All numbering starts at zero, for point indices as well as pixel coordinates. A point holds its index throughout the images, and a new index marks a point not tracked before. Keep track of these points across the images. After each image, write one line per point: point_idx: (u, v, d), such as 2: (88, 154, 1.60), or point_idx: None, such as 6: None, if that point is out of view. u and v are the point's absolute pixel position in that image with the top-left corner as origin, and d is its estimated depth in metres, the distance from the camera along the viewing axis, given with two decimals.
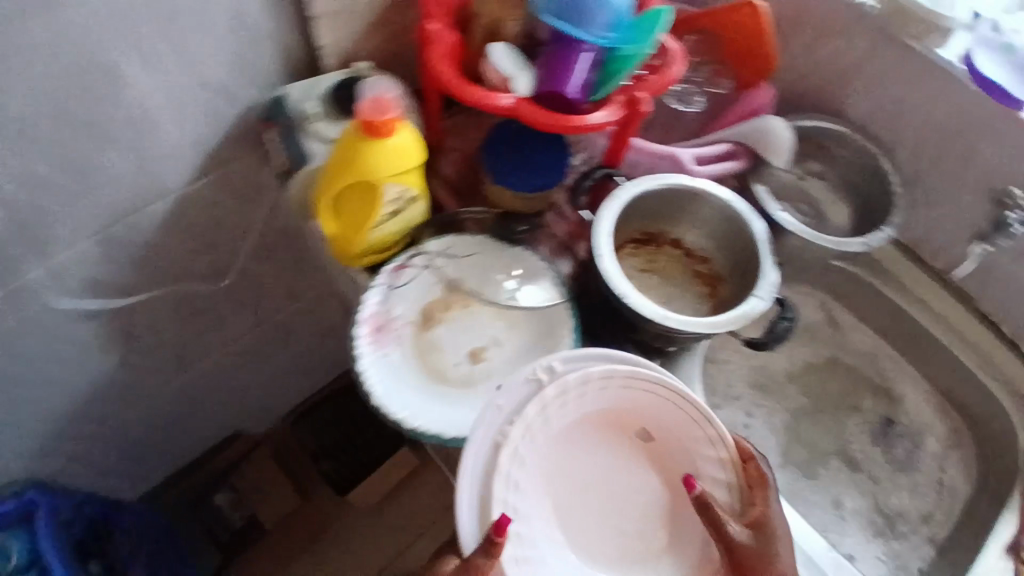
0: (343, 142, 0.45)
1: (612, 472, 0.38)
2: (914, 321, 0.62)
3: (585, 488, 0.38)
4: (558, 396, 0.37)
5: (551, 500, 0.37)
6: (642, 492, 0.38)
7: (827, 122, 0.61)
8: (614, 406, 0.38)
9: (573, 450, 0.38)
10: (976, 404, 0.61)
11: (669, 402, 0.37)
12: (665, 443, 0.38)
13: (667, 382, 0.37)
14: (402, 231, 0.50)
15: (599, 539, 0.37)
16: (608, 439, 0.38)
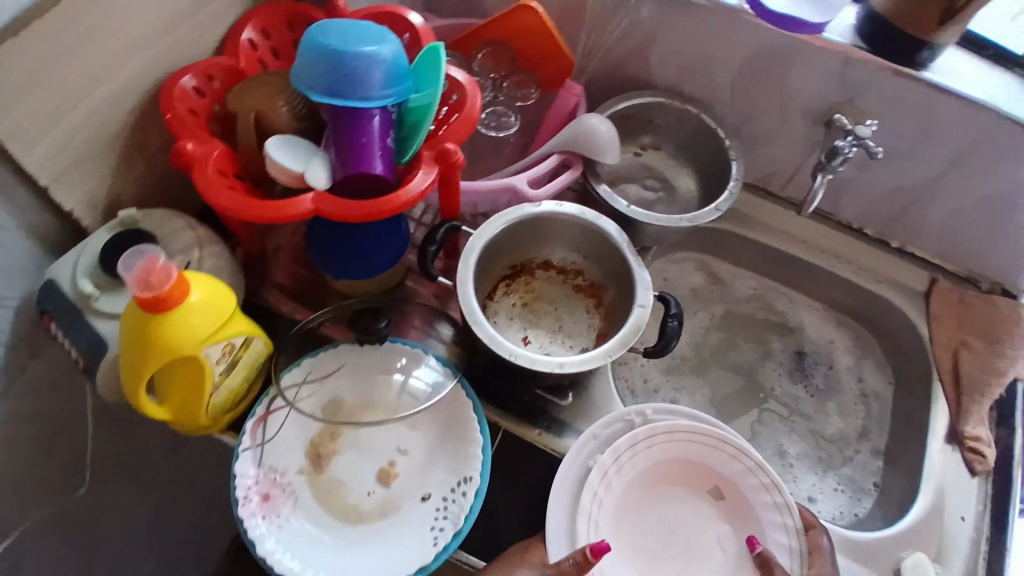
0: (137, 325, 0.54)
1: (688, 515, 0.64)
2: (770, 250, 0.89)
3: (657, 526, 0.63)
4: (646, 440, 0.63)
5: (628, 530, 0.63)
6: (716, 535, 0.63)
7: (625, 105, 0.83)
8: (685, 459, 0.64)
9: (647, 492, 0.64)
10: (857, 305, 0.89)
11: (733, 464, 0.63)
12: (745, 501, 0.62)
13: (730, 446, 0.63)
14: (250, 363, 0.65)
15: (666, 563, 0.62)
16: (690, 488, 0.65)
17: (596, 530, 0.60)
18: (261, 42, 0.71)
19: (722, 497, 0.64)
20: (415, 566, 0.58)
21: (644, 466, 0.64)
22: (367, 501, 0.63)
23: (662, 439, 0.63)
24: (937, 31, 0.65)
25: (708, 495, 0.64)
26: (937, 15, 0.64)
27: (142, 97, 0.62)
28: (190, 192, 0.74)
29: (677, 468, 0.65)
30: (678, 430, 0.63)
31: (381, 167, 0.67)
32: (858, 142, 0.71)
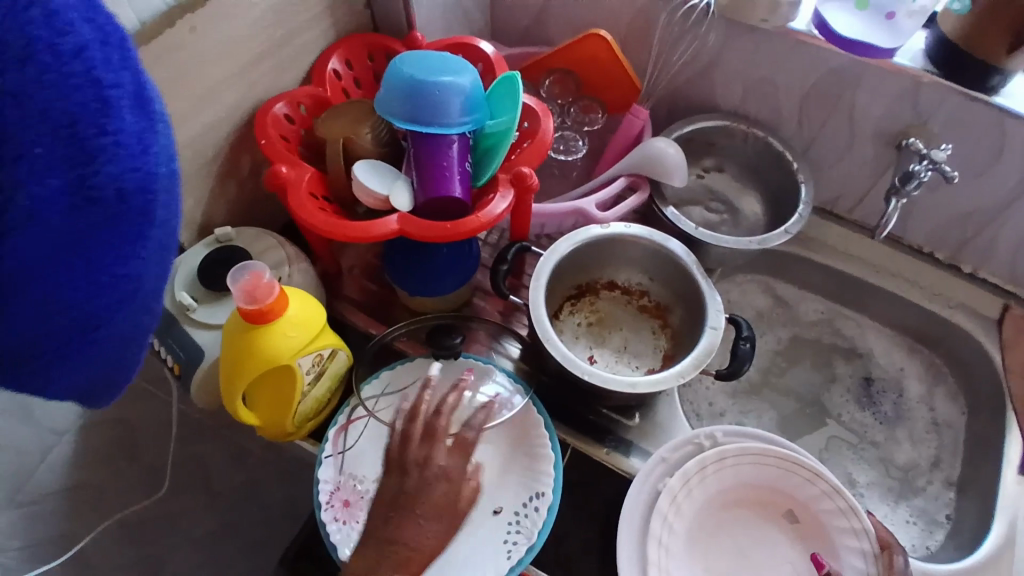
0: (241, 333, 0.57)
1: (760, 537, 0.64)
2: (836, 274, 0.88)
3: (729, 549, 0.64)
4: (717, 460, 0.63)
5: (701, 553, 0.63)
6: (791, 557, 0.63)
7: (690, 127, 0.84)
8: (756, 480, 0.64)
9: (718, 515, 0.64)
10: (927, 332, 0.88)
11: (806, 486, 0.62)
12: (820, 524, 0.62)
13: (804, 469, 0.62)
14: (333, 379, 0.68)
15: None
16: (762, 510, 0.65)
17: (669, 556, 0.60)
18: (345, 72, 0.76)
19: (795, 519, 0.64)
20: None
21: (716, 488, 0.64)
22: (441, 511, 0.64)
23: (732, 462, 0.63)
24: (1007, 58, 0.65)
25: (781, 515, 0.64)
26: (1006, 40, 0.64)
27: (233, 123, 0.67)
28: (275, 211, 0.79)
29: (747, 491, 0.65)
30: (747, 454, 0.63)
31: (460, 190, 0.69)
32: (933, 166, 0.71)
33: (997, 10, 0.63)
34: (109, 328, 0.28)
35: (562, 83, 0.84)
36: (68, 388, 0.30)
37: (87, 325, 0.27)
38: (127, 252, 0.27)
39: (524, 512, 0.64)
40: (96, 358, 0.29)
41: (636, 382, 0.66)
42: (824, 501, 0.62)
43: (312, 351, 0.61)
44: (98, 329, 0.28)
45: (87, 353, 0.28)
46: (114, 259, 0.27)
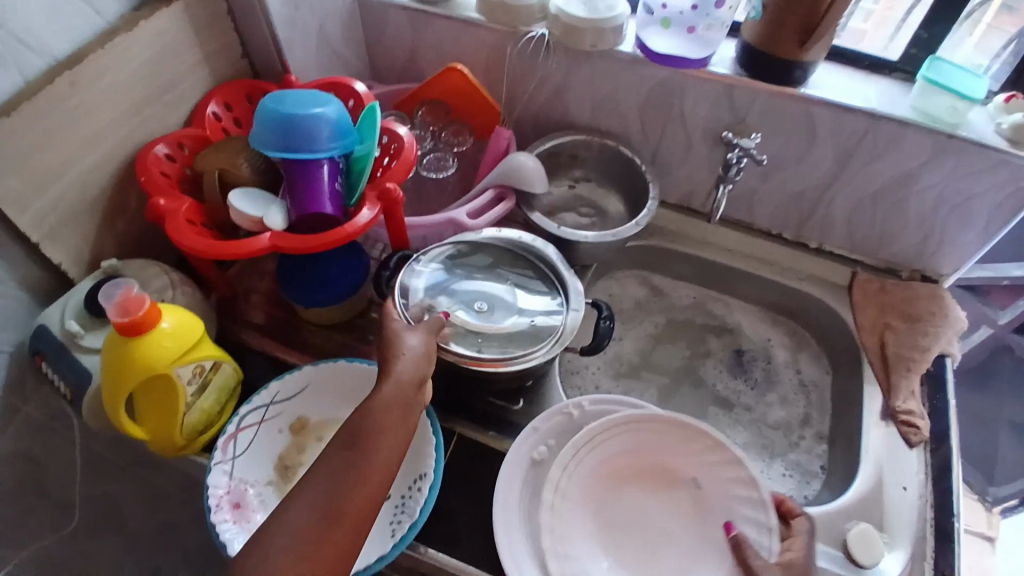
0: (118, 350, 0.61)
1: (662, 503, 0.66)
2: (700, 260, 0.97)
3: (629, 510, 0.66)
4: (619, 421, 0.65)
5: (601, 511, 0.65)
6: (689, 527, 0.64)
7: (549, 141, 0.93)
8: (664, 445, 0.66)
9: (619, 478, 0.67)
10: (785, 304, 0.96)
11: (710, 451, 0.64)
12: (721, 494, 0.63)
13: (708, 437, 0.64)
14: (221, 393, 0.71)
15: (635, 544, 0.64)
16: (666, 478, 0.66)
17: (562, 511, 0.63)
18: (225, 114, 0.83)
19: (698, 489, 0.65)
20: (374, 556, 0.61)
21: (620, 452, 0.66)
22: None
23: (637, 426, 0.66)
24: (802, 51, 0.74)
25: (686, 487, 0.66)
26: (797, 36, 0.74)
27: (113, 168, 0.72)
28: (166, 249, 0.83)
29: (653, 459, 0.67)
30: (655, 419, 0.66)
31: (331, 207, 0.76)
32: (744, 154, 0.82)
33: (779, 18, 0.73)
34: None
35: (432, 111, 0.93)
36: None
37: None
38: None
39: (409, 495, 0.65)
40: None
41: (505, 359, 0.69)
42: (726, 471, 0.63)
43: (188, 362, 0.65)
44: None
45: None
46: None
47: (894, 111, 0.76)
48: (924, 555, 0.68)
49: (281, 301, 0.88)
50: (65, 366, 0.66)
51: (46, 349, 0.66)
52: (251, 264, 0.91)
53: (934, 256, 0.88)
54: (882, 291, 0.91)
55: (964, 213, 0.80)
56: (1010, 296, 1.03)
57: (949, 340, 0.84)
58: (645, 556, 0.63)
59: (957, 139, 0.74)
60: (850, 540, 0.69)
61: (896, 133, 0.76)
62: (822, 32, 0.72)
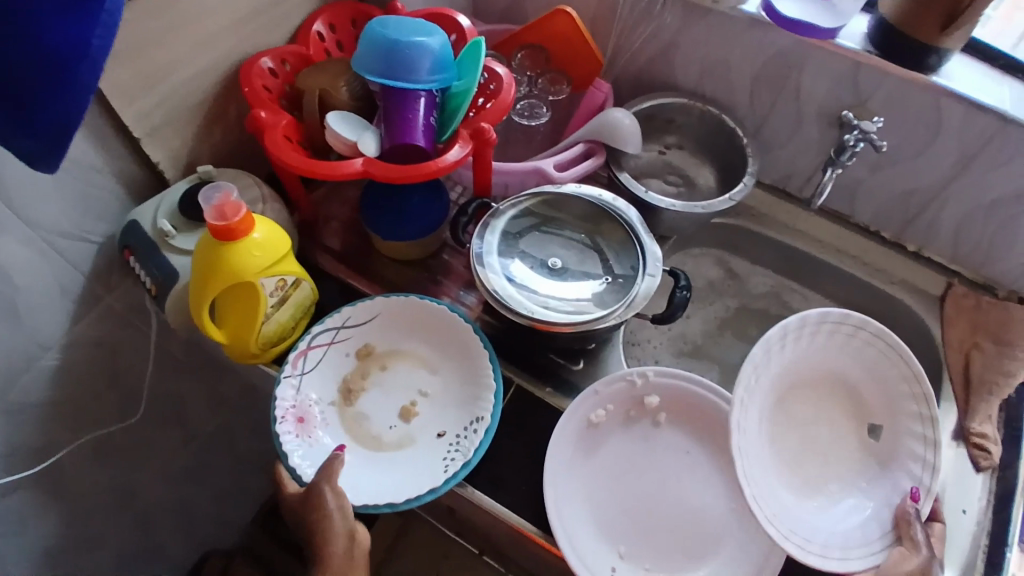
0: (211, 252, 0.63)
1: (829, 423, 0.62)
2: (785, 248, 0.93)
3: (795, 413, 0.61)
4: (818, 320, 0.58)
5: (771, 410, 0.60)
6: (849, 460, 0.60)
7: (647, 102, 0.89)
8: (847, 368, 0.61)
9: (798, 381, 0.61)
10: (866, 308, 0.92)
11: (906, 397, 0.58)
12: (898, 442, 0.58)
13: (911, 374, 0.57)
14: (295, 311, 0.73)
15: (792, 463, 0.60)
16: (838, 404, 0.62)
17: (754, 387, 0.57)
18: (329, 36, 0.82)
19: (873, 427, 0.60)
20: (425, 487, 0.61)
21: (801, 358, 0.60)
22: (389, 433, 0.67)
23: (849, 333, 0.59)
24: (943, 36, 0.68)
25: (860, 422, 0.61)
26: (939, 20, 0.67)
27: (221, 75, 0.73)
28: (257, 163, 0.85)
29: (833, 376, 0.62)
30: (863, 335, 0.59)
31: (423, 140, 0.75)
32: (864, 137, 0.76)
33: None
34: (64, 86, 0.39)
35: (532, 56, 0.90)
36: (51, 125, 0.41)
37: (54, 77, 0.39)
38: (91, 28, 0.39)
39: (462, 435, 0.66)
40: (57, 101, 0.40)
41: (577, 319, 0.67)
42: (910, 422, 0.58)
43: (273, 274, 0.67)
44: (54, 82, 0.39)
45: (50, 100, 0.40)
46: (77, 29, 0.39)
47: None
48: None
49: (358, 229, 0.89)
50: (153, 263, 0.68)
51: (136, 244, 0.68)
52: (334, 188, 0.92)
53: None
54: (977, 308, 0.84)
55: None
56: None
57: None
58: (797, 466, 0.60)
59: None
60: None
61: None
62: (968, 18, 0.65)
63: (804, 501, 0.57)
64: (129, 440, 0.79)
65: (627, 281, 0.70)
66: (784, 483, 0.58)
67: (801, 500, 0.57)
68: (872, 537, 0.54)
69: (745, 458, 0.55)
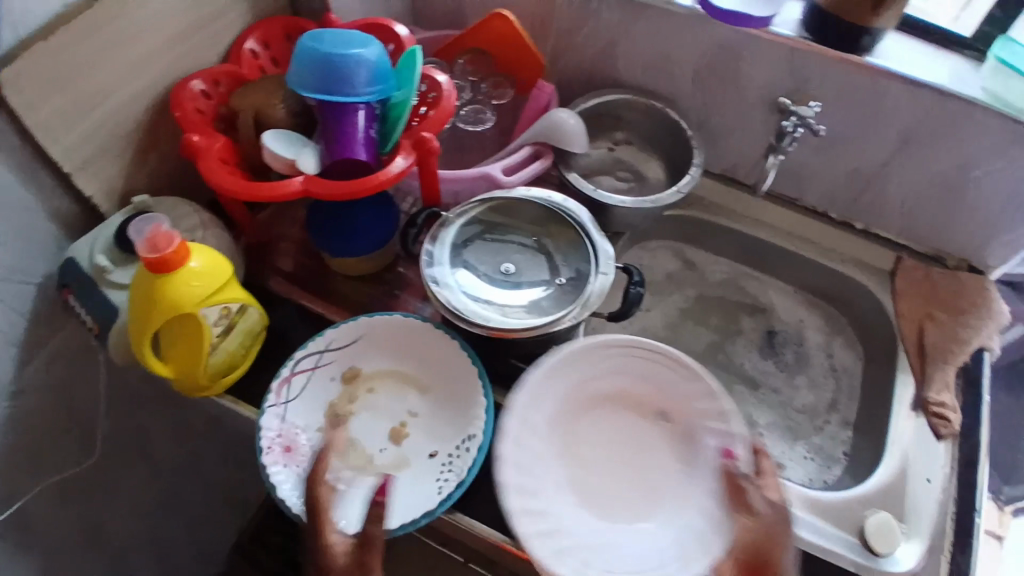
0: (148, 288, 0.62)
1: (630, 440, 0.64)
2: (739, 235, 0.93)
3: (591, 450, 0.64)
4: (558, 364, 0.62)
5: (572, 451, 0.63)
6: (664, 459, 0.63)
7: (592, 100, 0.89)
8: (615, 380, 0.65)
9: (582, 413, 0.65)
10: (819, 289, 0.93)
11: (694, 392, 0.62)
12: (696, 425, 0.62)
13: (678, 363, 0.62)
14: (241, 339, 0.72)
15: (616, 492, 0.61)
16: (634, 412, 0.65)
17: (526, 460, 0.59)
18: (263, 53, 0.80)
19: (673, 426, 0.63)
20: (420, 511, 0.60)
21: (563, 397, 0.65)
22: (381, 457, 0.66)
23: (589, 357, 0.63)
24: (875, 17, 0.70)
25: (657, 426, 0.64)
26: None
27: (151, 102, 0.70)
28: (199, 188, 0.82)
29: (615, 390, 0.65)
30: (607, 348, 0.63)
31: (365, 154, 0.74)
32: (801, 121, 0.78)
33: None
34: None
35: (473, 60, 0.89)
36: None
37: None
38: None
39: (456, 455, 0.64)
40: None
41: (532, 324, 0.67)
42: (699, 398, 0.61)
43: (215, 305, 0.65)
44: None
45: None
46: None
47: (968, 89, 0.71)
48: (942, 548, 0.67)
49: (309, 248, 0.87)
50: (96, 301, 0.65)
51: (76, 282, 0.66)
52: (282, 208, 0.90)
53: (986, 248, 0.84)
54: (926, 280, 0.86)
55: None
56: None
57: (989, 334, 0.80)
58: (621, 493, 0.61)
59: None
60: (867, 527, 0.68)
61: (963, 112, 0.71)
62: None
63: (632, 526, 0.59)
64: (90, 488, 0.76)
65: (580, 282, 0.70)
66: (606, 525, 0.59)
67: (633, 522, 0.59)
68: (708, 541, 0.56)
69: (548, 527, 0.56)
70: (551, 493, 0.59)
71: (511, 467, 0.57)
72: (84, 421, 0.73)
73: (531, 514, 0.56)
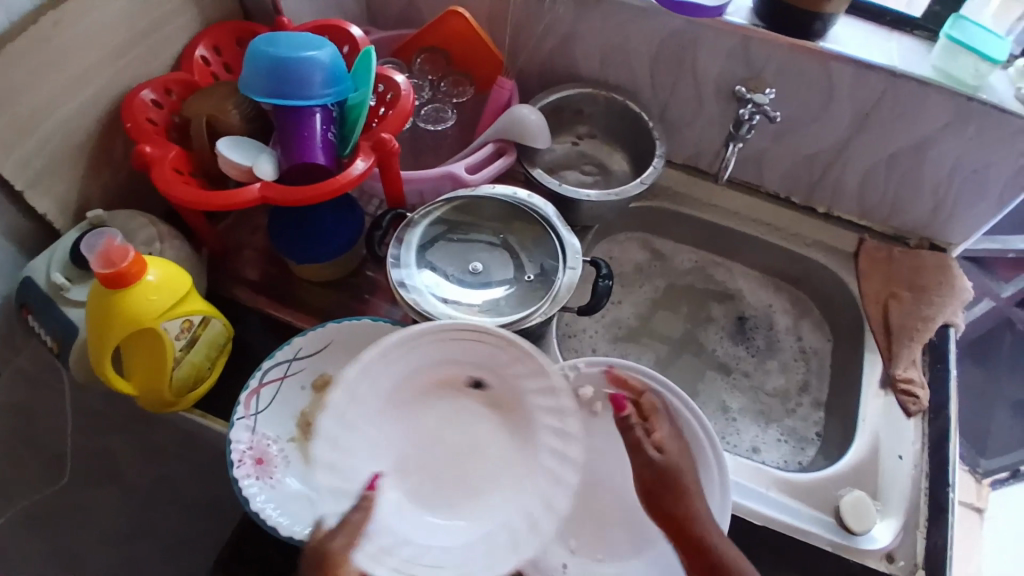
0: (103, 304, 0.60)
1: (467, 423, 0.57)
2: (705, 224, 0.94)
3: (424, 434, 0.56)
4: (379, 355, 0.54)
5: (399, 441, 0.55)
6: (483, 447, 0.56)
7: (552, 94, 0.89)
8: (445, 358, 0.57)
9: (413, 398, 0.57)
10: (785, 274, 0.94)
11: (523, 373, 0.56)
12: (518, 400, 0.56)
13: (496, 341, 0.55)
14: (207, 352, 0.70)
15: (442, 479, 0.55)
16: (459, 396, 0.58)
17: (352, 432, 0.53)
18: (214, 58, 0.78)
19: (508, 412, 0.57)
20: None
21: (392, 384, 0.56)
22: None
23: (416, 344, 0.56)
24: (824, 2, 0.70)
25: (485, 407, 0.57)
26: None
27: (101, 114, 0.69)
28: (156, 199, 0.80)
29: (442, 373, 0.58)
30: (440, 332, 0.56)
31: (323, 158, 0.73)
32: (758, 109, 0.78)
33: None
34: None
35: (431, 59, 0.89)
36: None
37: None
38: None
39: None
40: None
41: (499, 320, 0.66)
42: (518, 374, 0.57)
43: (174, 318, 0.63)
44: None
45: None
46: None
47: (917, 71, 0.72)
48: (917, 523, 0.68)
49: (273, 256, 0.85)
50: (53, 320, 0.64)
51: (35, 301, 0.64)
52: (243, 217, 0.88)
53: (945, 225, 0.86)
54: (888, 260, 0.88)
55: (980, 180, 0.78)
56: (1015, 270, 1.07)
57: (954, 311, 0.82)
58: (445, 483, 0.54)
59: (976, 102, 0.71)
60: (843, 507, 0.69)
61: (917, 93, 0.73)
62: None
63: (446, 521, 0.52)
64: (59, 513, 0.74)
65: (547, 277, 0.69)
66: (426, 516, 0.53)
67: (452, 512, 0.53)
68: (520, 531, 0.51)
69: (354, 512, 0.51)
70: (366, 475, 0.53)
71: (324, 441, 0.51)
72: (48, 443, 0.70)
73: (338, 499, 0.51)
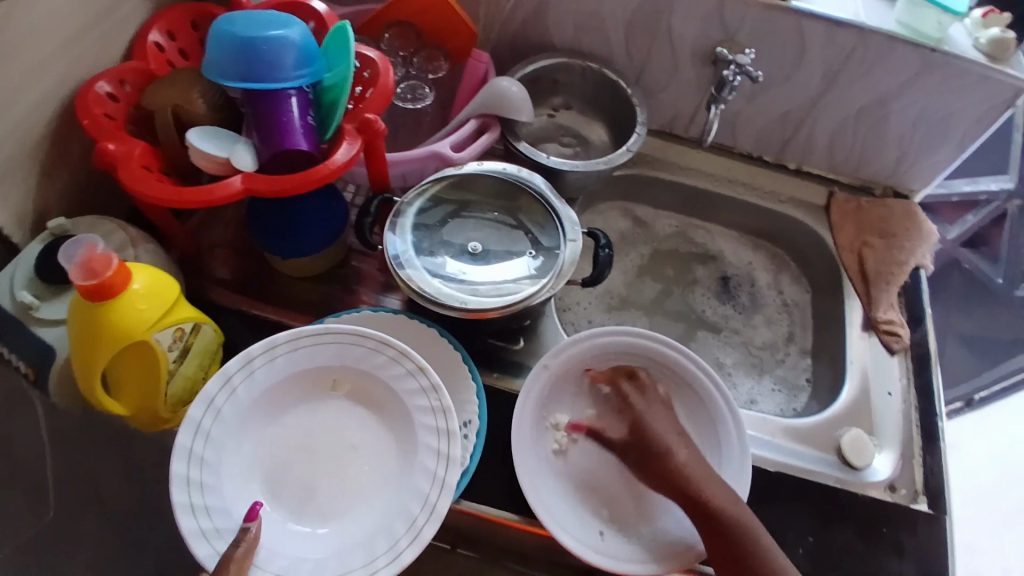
0: (86, 320, 0.55)
1: (344, 432, 0.54)
2: (685, 187, 0.95)
3: (295, 444, 0.53)
4: (247, 364, 0.52)
5: (275, 451, 0.52)
6: (365, 453, 0.53)
7: (529, 66, 0.87)
8: (319, 361, 0.54)
9: (292, 404, 0.54)
10: (762, 231, 0.97)
11: (398, 374, 0.53)
12: (395, 399, 0.53)
13: (370, 340, 0.53)
14: (200, 361, 0.65)
15: (320, 488, 0.51)
16: (341, 401, 0.54)
17: (219, 449, 0.50)
18: (169, 44, 0.71)
19: (387, 415, 0.54)
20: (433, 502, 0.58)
21: (269, 389, 0.53)
22: None
23: (288, 348, 0.53)
24: None
25: (366, 409, 0.54)
26: None
27: (52, 110, 0.62)
28: (116, 201, 0.74)
29: (323, 377, 0.54)
30: (312, 334, 0.54)
31: (306, 144, 0.68)
32: (740, 70, 0.79)
33: None
34: None
35: (401, 35, 0.85)
36: None
37: None
38: None
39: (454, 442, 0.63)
40: None
41: (508, 300, 0.64)
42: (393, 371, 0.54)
43: (165, 328, 0.59)
44: None
45: None
46: None
47: (885, 25, 0.75)
48: (912, 454, 0.73)
49: (250, 252, 0.81)
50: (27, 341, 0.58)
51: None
52: (212, 213, 0.82)
53: (907, 172, 0.91)
54: (858, 210, 0.92)
55: (942, 128, 0.82)
56: (957, 212, 1.10)
57: (924, 254, 0.87)
58: (321, 494, 0.51)
59: (940, 53, 0.74)
60: (844, 446, 0.72)
61: (886, 47, 0.76)
62: None
63: (322, 530, 0.50)
64: None
65: (551, 252, 0.68)
66: (298, 529, 0.50)
67: (330, 520, 0.50)
68: (399, 533, 0.48)
69: (222, 526, 0.47)
70: (234, 490, 0.49)
71: (195, 439, 0.49)
72: None
73: (205, 515, 0.47)
